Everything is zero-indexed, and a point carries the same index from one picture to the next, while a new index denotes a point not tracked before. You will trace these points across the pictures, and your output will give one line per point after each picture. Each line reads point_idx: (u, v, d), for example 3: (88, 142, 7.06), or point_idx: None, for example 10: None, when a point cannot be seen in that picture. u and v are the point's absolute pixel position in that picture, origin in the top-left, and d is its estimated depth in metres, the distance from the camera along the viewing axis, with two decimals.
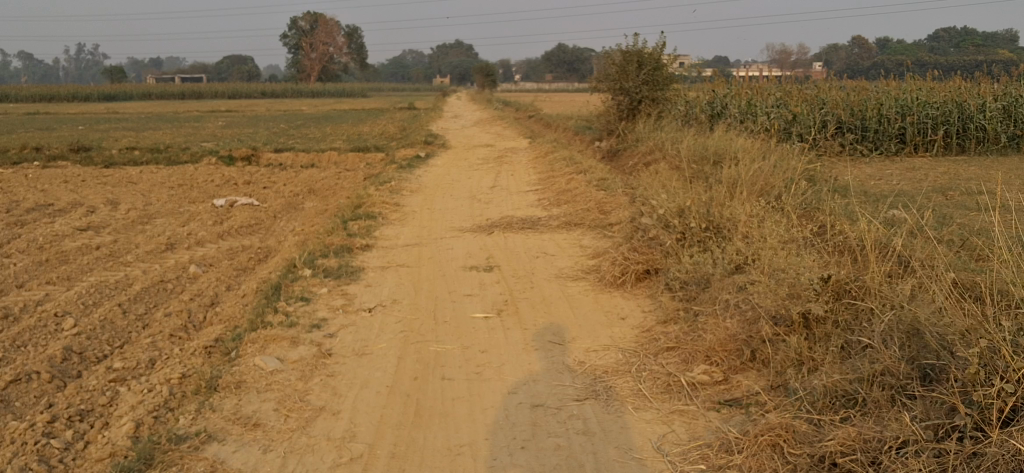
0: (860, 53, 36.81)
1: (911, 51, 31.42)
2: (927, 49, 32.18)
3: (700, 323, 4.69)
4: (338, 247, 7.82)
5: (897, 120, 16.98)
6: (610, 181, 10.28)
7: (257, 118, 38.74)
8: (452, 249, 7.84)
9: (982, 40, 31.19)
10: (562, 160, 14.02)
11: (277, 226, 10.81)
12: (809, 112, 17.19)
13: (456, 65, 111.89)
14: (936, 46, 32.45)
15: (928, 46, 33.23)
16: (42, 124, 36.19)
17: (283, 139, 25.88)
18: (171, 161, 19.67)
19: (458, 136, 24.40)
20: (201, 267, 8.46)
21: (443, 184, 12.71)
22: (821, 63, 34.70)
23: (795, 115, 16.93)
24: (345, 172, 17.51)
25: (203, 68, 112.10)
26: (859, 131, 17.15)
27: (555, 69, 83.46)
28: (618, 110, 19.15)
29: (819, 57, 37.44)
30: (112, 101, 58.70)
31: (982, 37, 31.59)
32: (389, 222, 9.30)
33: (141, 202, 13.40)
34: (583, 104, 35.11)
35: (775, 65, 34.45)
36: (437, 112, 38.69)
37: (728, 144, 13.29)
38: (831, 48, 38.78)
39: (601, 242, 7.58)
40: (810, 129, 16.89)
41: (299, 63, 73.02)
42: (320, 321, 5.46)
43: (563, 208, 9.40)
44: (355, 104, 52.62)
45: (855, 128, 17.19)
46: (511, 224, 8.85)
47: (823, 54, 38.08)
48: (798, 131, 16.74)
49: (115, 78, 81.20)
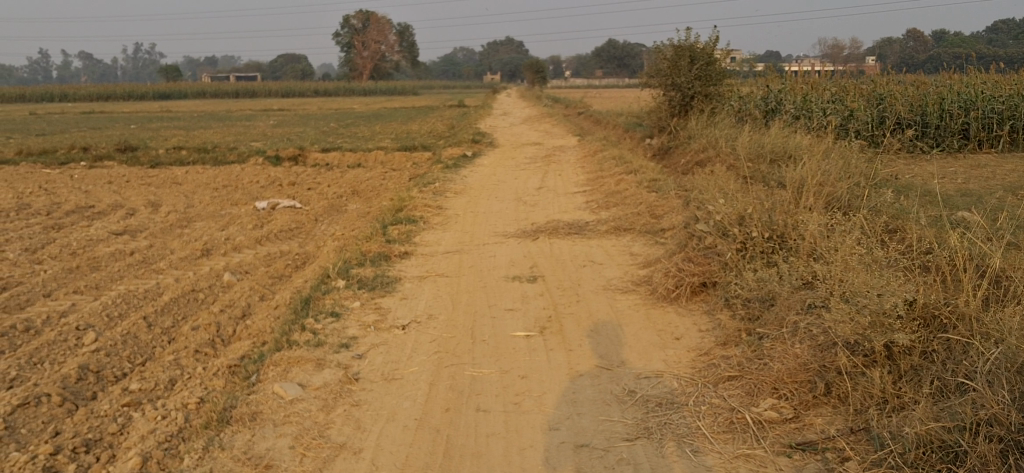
0: (916, 46, 35.71)
1: (971, 42, 30.36)
2: (987, 41, 31.06)
3: (766, 349, 4.20)
4: (374, 254, 7.44)
5: (959, 116, 16.24)
6: (662, 182, 9.79)
7: (307, 117, 38.77)
8: (494, 256, 7.42)
9: None
10: (612, 160, 13.54)
11: (317, 229, 10.49)
12: (867, 108, 16.53)
13: (506, 61, 111.55)
14: (996, 38, 31.32)
15: (986, 38, 32.07)
16: (97, 123, 36.54)
17: (331, 138, 25.71)
18: (217, 161, 19.54)
19: (507, 134, 24.00)
20: (235, 274, 8.16)
21: (488, 185, 12.30)
22: (875, 57, 33.74)
23: (853, 110, 16.26)
24: (391, 171, 17.20)
25: (256, 67, 113.16)
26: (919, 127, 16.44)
27: (604, 64, 82.67)
28: (670, 106, 18.61)
29: (873, 51, 36.44)
30: (167, 100, 59.37)
31: None
32: (430, 227, 8.92)
33: (182, 204, 13.21)
34: (632, 101, 34.51)
35: (828, 59, 33.56)
36: (486, 110, 38.33)
37: (784, 143, 12.72)
38: (885, 42, 37.71)
39: (653, 249, 7.10)
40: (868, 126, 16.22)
41: (350, 62, 73.28)
42: (349, 340, 5.08)
43: (613, 210, 8.93)
44: (404, 102, 52.57)
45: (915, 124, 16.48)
46: (558, 228, 8.41)
47: (876, 47, 37.01)
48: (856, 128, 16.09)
49: (171, 77, 82.39)
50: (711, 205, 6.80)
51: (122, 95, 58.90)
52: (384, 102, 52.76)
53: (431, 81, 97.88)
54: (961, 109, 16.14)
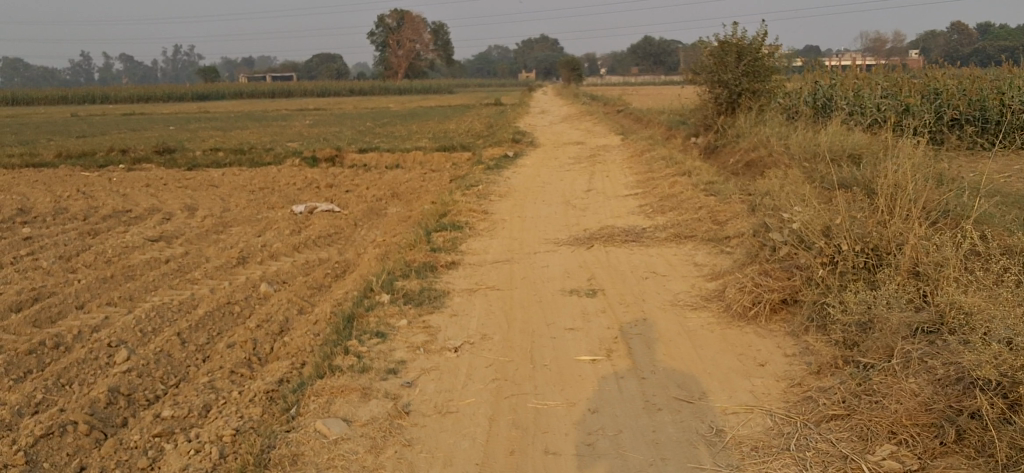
0: (961, 39, 34.72)
1: (1018, 34, 29.39)
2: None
3: (874, 383, 3.71)
4: (419, 264, 6.99)
5: None
6: (720, 185, 9.26)
7: (344, 116, 38.50)
8: (548, 267, 6.93)
9: None
10: (661, 160, 12.99)
11: (358, 235, 10.06)
12: (923, 104, 15.87)
13: (541, 59, 110.95)
14: None
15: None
16: (134, 124, 36.50)
17: (368, 138, 25.34)
18: (254, 162, 19.21)
19: (547, 133, 23.49)
20: (273, 285, 7.74)
21: (533, 187, 11.82)
22: (919, 50, 32.86)
23: (910, 105, 15.59)
24: (430, 172, 16.76)
25: (293, 67, 113.49)
26: (979, 123, 15.74)
27: (641, 61, 81.86)
28: (716, 104, 18.01)
29: (916, 44, 35.55)
30: (204, 100, 59.49)
31: None
32: (477, 233, 8.45)
33: (219, 207, 12.85)
34: (670, 99, 33.84)
35: (871, 54, 32.72)
36: (523, 108, 37.86)
37: (841, 143, 12.13)
38: (929, 35, 36.75)
39: (720, 260, 6.58)
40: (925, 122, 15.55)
41: (385, 61, 73.17)
42: (397, 365, 4.62)
43: (671, 215, 8.41)
44: (440, 101, 52.24)
45: (975, 119, 15.79)
46: (613, 235, 7.90)
47: (919, 41, 36.02)
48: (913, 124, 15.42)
49: (209, 77, 82.74)
50: (785, 212, 6.28)
51: (159, 96, 59.08)
52: (420, 101, 52.47)
53: (467, 79, 97.54)
54: None
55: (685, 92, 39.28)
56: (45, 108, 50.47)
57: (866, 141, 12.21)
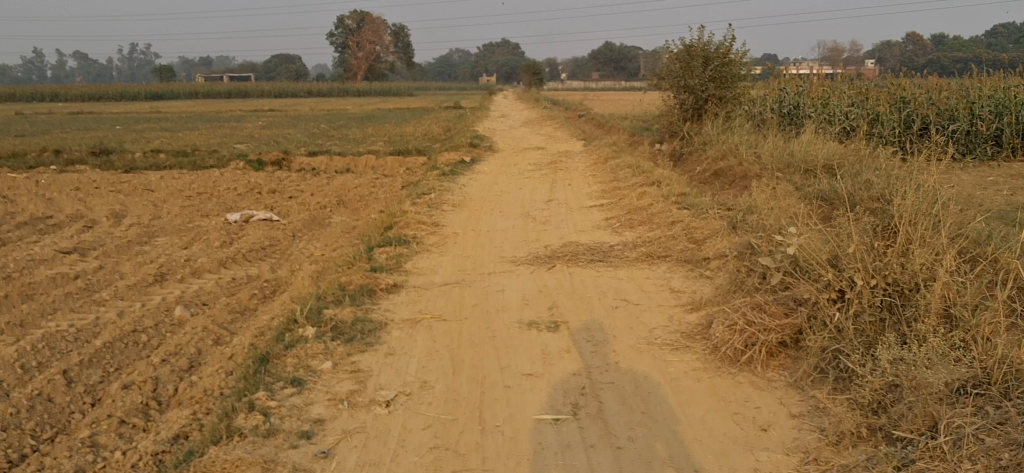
0: (916, 49, 34.44)
1: (969, 46, 29.13)
2: (989, 44, 29.97)
3: (915, 468, 2.91)
4: (355, 288, 6.07)
5: (992, 121, 14.91)
6: (692, 198, 8.46)
7: (298, 118, 37.39)
8: (504, 292, 6.07)
9: None
10: (626, 168, 12.19)
11: (296, 250, 9.13)
12: (893, 112, 15.20)
13: (500, 62, 110.27)
14: (995, 43, 30.20)
15: (988, 42, 30.89)
16: (78, 123, 35.06)
17: (320, 140, 24.31)
18: (196, 165, 18.13)
19: (506, 138, 22.64)
20: (191, 308, 6.78)
21: (489, 196, 10.97)
22: (874, 60, 32.57)
23: (881, 113, 14.95)
24: (382, 179, 15.81)
25: (250, 68, 111.65)
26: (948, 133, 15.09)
27: (602, 67, 81.33)
28: (682, 109, 17.25)
29: (872, 54, 35.31)
30: (155, 99, 57.93)
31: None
32: (425, 250, 7.56)
33: (149, 215, 11.82)
34: (631, 105, 33.18)
35: (827, 63, 32.34)
36: (482, 112, 36.98)
37: (817, 156, 11.41)
38: (885, 45, 36.50)
39: (700, 287, 5.76)
40: (894, 132, 14.91)
41: (344, 62, 72.04)
42: (313, 427, 3.73)
43: (641, 233, 7.58)
44: (397, 103, 51.26)
45: None
46: (577, 253, 7.06)
47: (876, 50, 35.73)
48: (882, 134, 14.76)
49: (163, 76, 80.95)
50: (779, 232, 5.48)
51: (110, 95, 57.38)
52: (376, 104, 51.40)
53: (427, 81, 96.46)
54: (996, 113, 14.82)
55: (646, 98, 38.70)
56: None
57: (842, 153, 11.53)
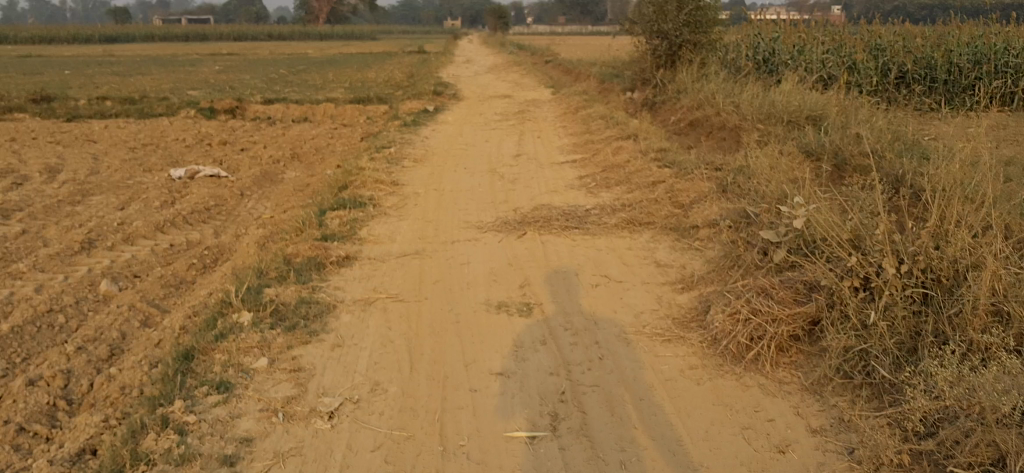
0: None
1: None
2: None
3: None
4: (301, 262, 5.39)
5: (970, 69, 14.26)
6: (674, 155, 7.83)
7: (257, 62, 36.18)
8: (470, 264, 5.41)
9: None
10: (599, 119, 11.53)
11: (244, 211, 8.41)
12: (869, 60, 14.53)
13: (466, 6, 108.32)
14: None
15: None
16: (26, 67, 33.64)
17: (279, 86, 23.35)
18: (144, 113, 17.20)
19: (471, 85, 21.85)
20: (119, 282, 6.08)
21: (454, 150, 10.28)
22: (839, 6, 31.92)
23: (856, 61, 14.30)
24: (341, 129, 15.03)
25: (210, 11, 108.97)
26: (925, 81, 14.44)
27: (568, 12, 79.97)
28: (654, 56, 16.53)
29: None
30: (110, 42, 56.15)
31: None
32: (382, 214, 6.88)
33: (87, 169, 10.99)
34: (598, 51, 32.37)
35: (791, 9, 31.67)
36: (447, 57, 35.99)
37: (798, 113, 10.83)
38: None
39: (690, 261, 5.14)
40: (870, 80, 14.24)
41: (306, 5, 70.26)
42: (236, 449, 3.07)
43: (620, 194, 6.94)
44: (359, 48, 49.99)
45: (921, 77, 14.50)
46: (550, 217, 6.41)
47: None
48: (858, 82, 14.10)
49: (119, 18, 78.64)
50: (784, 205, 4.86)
51: (63, 37, 55.44)
52: (337, 48, 50.11)
53: (391, 25, 94.51)
54: (973, 62, 14.12)
55: (613, 44, 37.90)
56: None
57: (824, 105, 10.96)
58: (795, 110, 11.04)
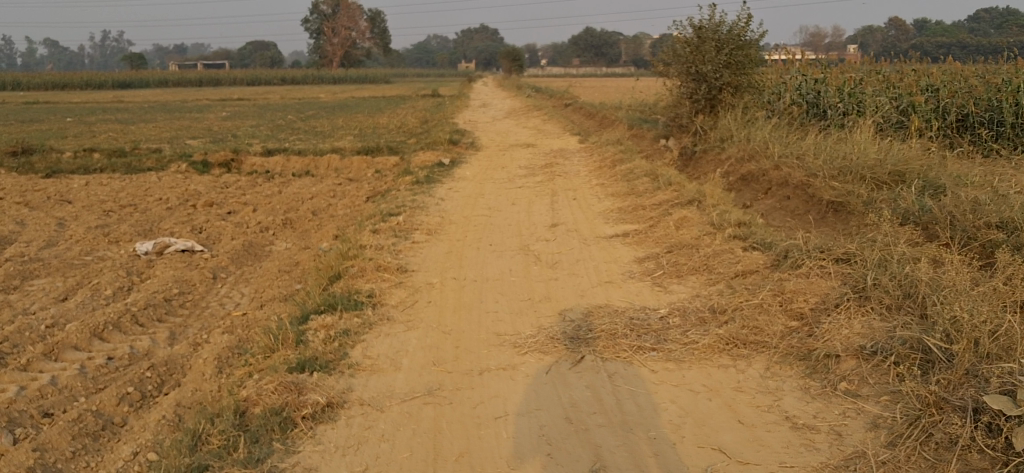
0: (896, 36, 32.27)
1: (954, 30, 26.96)
2: (976, 29, 27.96)
3: None
4: (262, 418, 3.67)
5: None
6: (760, 235, 6.10)
7: (267, 108, 34.74)
8: (512, 419, 3.66)
9: None
10: (644, 177, 9.85)
11: (213, 304, 6.71)
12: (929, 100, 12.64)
13: (479, 49, 107.35)
14: (980, 27, 28.16)
15: (967, 29, 28.77)
16: (28, 115, 32.14)
17: (283, 135, 21.76)
18: (131, 168, 15.57)
19: (488, 132, 20.22)
20: (16, 430, 4.28)
21: (474, 217, 8.62)
22: (856, 45, 30.33)
23: (915, 102, 12.38)
24: (344, 185, 13.37)
25: (225, 55, 108.66)
26: None
27: (582, 55, 78.51)
28: (691, 101, 14.84)
29: (853, 39, 33.16)
30: (122, 86, 54.77)
31: None
32: (384, 319, 5.18)
33: (45, 238, 9.34)
34: (614, 94, 30.74)
35: (808, 48, 30.13)
36: (460, 101, 34.48)
37: (875, 176, 9.15)
38: (865, 31, 34.33)
39: (844, 423, 3.39)
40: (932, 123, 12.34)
41: (321, 50, 69.28)
42: None
43: (702, 295, 5.22)
44: (371, 92, 48.72)
45: None
46: (612, 328, 4.67)
47: (857, 36, 33.42)
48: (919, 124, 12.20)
49: (135, 62, 77.53)
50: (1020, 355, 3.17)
51: (77, 84, 54.08)
52: (349, 91, 48.86)
53: (404, 69, 93.54)
54: None
55: (628, 88, 36.27)
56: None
57: (907, 160, 9.26)
58: (873, 166, 9.35)
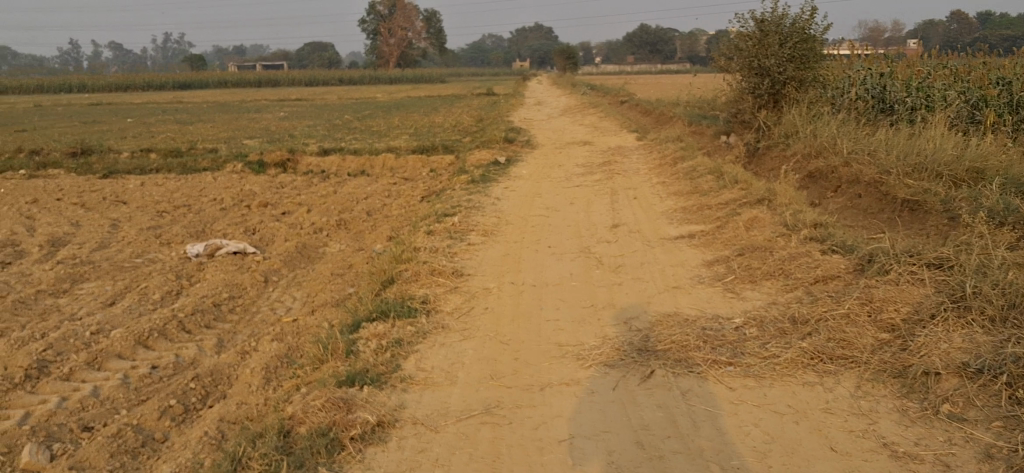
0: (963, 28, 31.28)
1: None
2: None
3: None
4: (307, 440, 3.42)
5: None
6: (839, 237, 5.70)
7: (323, 108, 34.82)
8: (578, 442, 3.37)
9: None
10: (708, 175, 9.47)
11: (264, 308, 6.51)
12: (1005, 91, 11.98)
13: (533, 47, 106.91)
14: None
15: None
16: (91, 116, 32.56)
17: (339, 134, 21.69)
18: (187, 168, 15.55)
19: (545, 130, 19.90)
20: (53, 445, 4.09)
21: (531, 217, 8.32)
22: (921, 38, 29.47)
23: (991, 94, 11.74)
24: (399, 185, 13.17)
25: (283, 56, 109.85)
26: None
27: (637, 52, 77.61)
28: (754, 96, 14.31)
29: (916, 33, 32.26)
30: (182, 87, 55.45)
31: None
32: (439, 327, 4.90)
33: (98, 240, 9.25)
34: (671, 91, 30.18)
35: (871, 42, 29.35)
36: (516, 99, 34.27)
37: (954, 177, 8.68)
38: (929, 24, 33.39)
39: (951, 453, 3.03)
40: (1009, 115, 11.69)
41: (376, 50, 69.53)
42: None
43: (779, 304, 4.86)
44: (427, 91, 48.70)
45: None
46: (683, 339, 4.34)
47: (921, 29, 32.51)
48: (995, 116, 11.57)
49: (195, 64, 78.56)
50: None
51: (139, 85, 54.82)
52: (404, 91, 48.88)
53: (459, 68, 93.57)
54: None
55: (685, 85, 35.66)
56: (13, 96, 46.60)
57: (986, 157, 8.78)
58: (950, 164, 8.87)
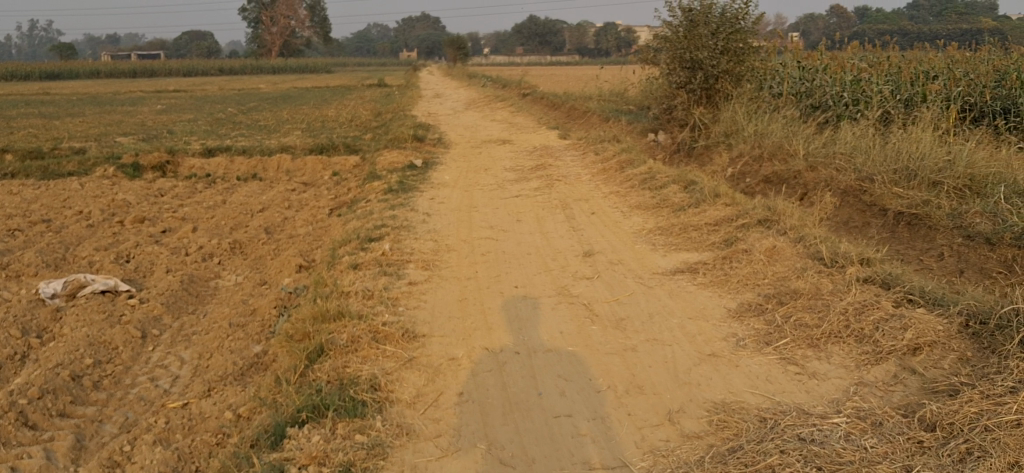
0: (839, 23, 31.19)
1: (892, 20, 25.49)
2: (913, 17, 27.08)
3: None
4: None
5: None
6: (910, 282, 4.45)
7: (206, 100, 32.32)
8: None
9: (966, 6, 24.82)
10: (671, 185, 8.17)
11: (142, 381, 4.86)
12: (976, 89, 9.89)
13: (421, 37, 105.00)
14: (918, 14, 27.01)
15: (908, 15, 27.62)
16: None
17: (224, 130, 19.64)
18: (48, 172, 13.44)
19: (454, 126, 18.36)
20: None
21: (473, 242, 6.81)
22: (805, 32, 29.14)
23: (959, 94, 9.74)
24: (299, 193, 11.51)
25: (158, 44, 104.68)
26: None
27: (525, 42, 75.67)
28: (682, 92, 11.85)
29: (793, 28, 32.38)
30: (49, 77, 51.37)
31: (966, 4, 25.13)
32: (404, 434, 3.38)
33: None
34: (571, 84, 29.01)
35: None
36: (410, 91, 32.54)
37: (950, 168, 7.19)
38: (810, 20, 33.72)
39: None
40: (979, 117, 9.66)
41: (260, 38, 66.34)
42: None
43: (874, 388, 3.52)
44: (314, 82, 46.30)
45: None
46: (779, 455, 2.96)
47: (801, 25, 32.38)
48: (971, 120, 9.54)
49: (64, 52, 73.54)
50: None
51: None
52: (291, 82, 46.39)
53: (345, 59, 90.86)
54: None
55: (580, 77, 34.51)
56: None
57: (978, 161, 7.27)
58: (939, 169, 7.28)
